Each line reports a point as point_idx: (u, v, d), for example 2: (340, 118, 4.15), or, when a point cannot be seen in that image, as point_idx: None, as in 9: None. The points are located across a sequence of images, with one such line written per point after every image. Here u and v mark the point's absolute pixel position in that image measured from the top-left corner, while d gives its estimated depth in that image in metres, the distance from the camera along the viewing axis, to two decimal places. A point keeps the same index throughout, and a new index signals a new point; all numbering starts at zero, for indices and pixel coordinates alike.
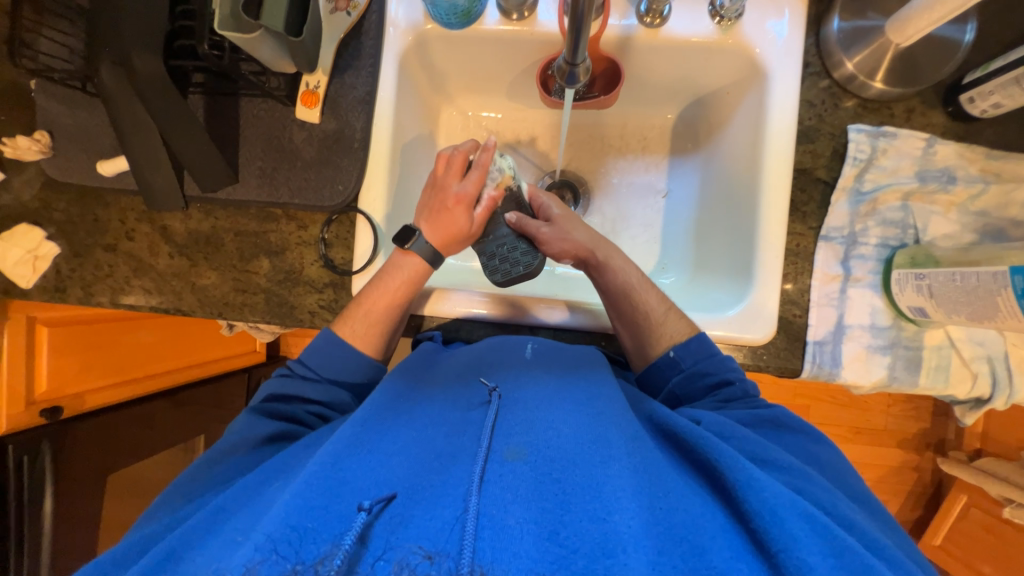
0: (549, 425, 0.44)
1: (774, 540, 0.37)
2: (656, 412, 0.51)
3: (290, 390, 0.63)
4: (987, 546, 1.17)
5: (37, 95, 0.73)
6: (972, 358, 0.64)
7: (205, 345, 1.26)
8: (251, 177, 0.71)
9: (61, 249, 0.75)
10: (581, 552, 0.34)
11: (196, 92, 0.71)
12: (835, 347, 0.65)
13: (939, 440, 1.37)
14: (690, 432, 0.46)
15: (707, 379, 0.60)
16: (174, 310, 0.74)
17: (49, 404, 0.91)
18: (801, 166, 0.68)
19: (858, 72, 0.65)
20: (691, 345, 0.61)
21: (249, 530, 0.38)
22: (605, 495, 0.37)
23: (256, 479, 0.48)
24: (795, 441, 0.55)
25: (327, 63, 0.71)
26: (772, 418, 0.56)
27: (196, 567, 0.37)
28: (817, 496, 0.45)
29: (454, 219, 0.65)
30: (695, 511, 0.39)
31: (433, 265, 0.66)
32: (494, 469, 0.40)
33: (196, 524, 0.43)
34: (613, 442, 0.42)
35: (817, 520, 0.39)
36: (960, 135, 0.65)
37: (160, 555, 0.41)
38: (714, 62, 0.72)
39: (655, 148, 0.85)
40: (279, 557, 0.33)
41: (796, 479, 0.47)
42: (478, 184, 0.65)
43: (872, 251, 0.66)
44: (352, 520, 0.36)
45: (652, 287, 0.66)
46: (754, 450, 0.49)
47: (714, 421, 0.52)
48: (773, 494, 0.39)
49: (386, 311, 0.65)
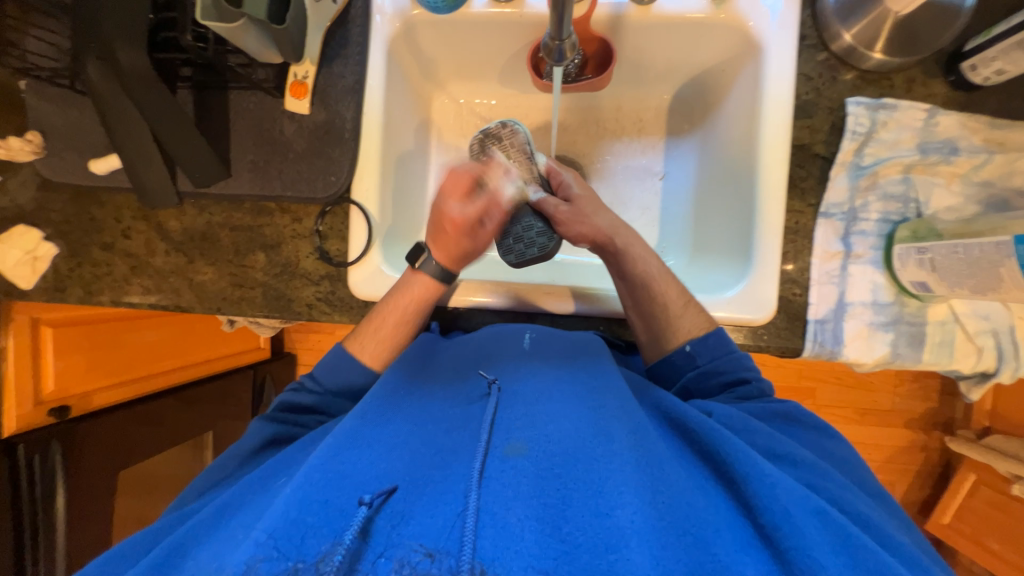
0: (549, 419, 0.43)
1: (783, 536, 0.36)
2: (663, 402, 0.51)
3: (300, 402, 0.63)
4: (997, 523, 1.16)
5: (28, 96, 0.73)
6: (976, 332, 0.63)
7: (208, 342, 1.28)
8: (243, 172, 0.71)
9: (59, 250, 0.76)
10: (584, 547, 0.34)
11: (185, 86, 0.71)
12: (836, 325, 0.65)
13: (947, 419, 1.36)
14: (702, 426, 0.46)
15: (721, 374, 0.60)
16: (173, 307, 0.75)
17: (57, 403, 0.93)
18: (799, 142, 0.67)
19: (856, 43, 0.63)
20: (710, 341, 0.60)
21: (252, 525, 0.38)
22: (607, 490, 0.37)
23: (262, 476, 0.48)
24: (811, 438, 0.55)
25: (314, 52, 0.70)
26: (783, 412, 0.56)
27: (199, 563, 0.38)
28: (828, 491, 0.44)
29: (457, 243, 0.64)
30: (701, 507, 0.38)
31: (445, 284, 0.66)
32: (493, 465, 0.39)
33: (201, 521, 0.44)
34: (615, 436, 0.41)
35: (829, 517, 0.39)
36: (962, 105, 0.64)
37: (162, 555, 0.41)
38: (707, 38, 0.70)
39: (651, 130, 0.84)
40: (280, 555, 0.33)
41: (810, 475, 0.46)
42: (481, 208, 0.64)
43: (873, 227, 0.65)
44: (353, 515, 0.35)
45: (672, 278, 0.65)
46: (767, 445, 0.48)
47: (728, 414, 0.52)
48: (786, 493, 0.39)
49: (402, 323, 0.65)
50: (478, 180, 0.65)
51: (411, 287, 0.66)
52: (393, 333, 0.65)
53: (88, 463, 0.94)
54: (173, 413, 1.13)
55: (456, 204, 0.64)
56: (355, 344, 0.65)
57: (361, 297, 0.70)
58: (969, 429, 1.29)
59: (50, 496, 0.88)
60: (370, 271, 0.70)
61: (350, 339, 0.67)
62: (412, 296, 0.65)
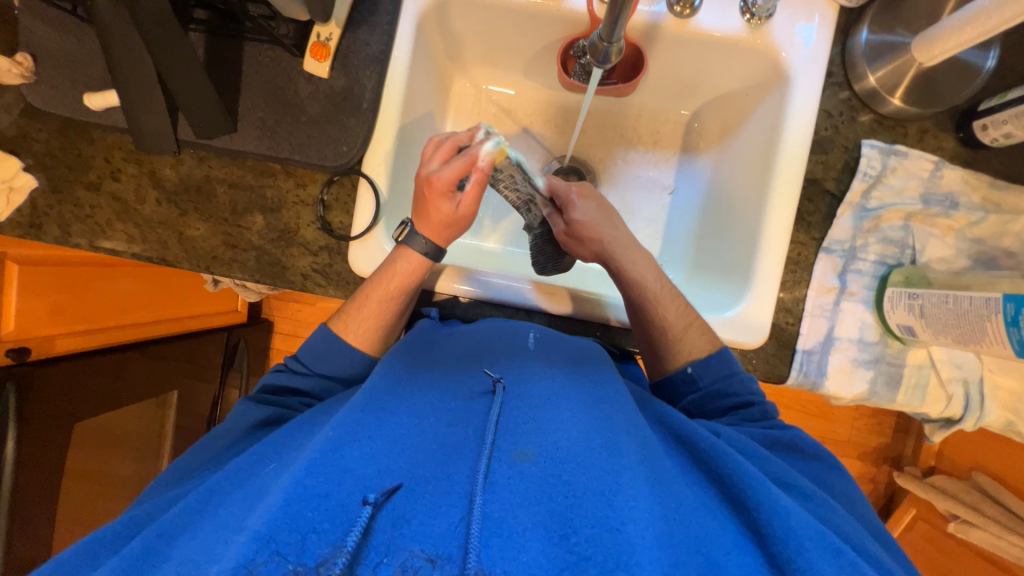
0: (557, 425, 0.44)
1: (799, 569, 0.37)
2: (667, 416, 0.52)
3: (284, 382, 0.63)
4: (929, 557, 1.24)
5: (21, 13, 0.67)
6: (949, 380, 0.67)
7: (185, 299, 1.24)
8: (250, 128, 0.68)
9: (39, 183, 0.71)
10: (594, 560, 0.33)
11: (198, 29, 0.67)
12: (822, 357, 0.67)
13: (896, 455, 1.43)
14: (713, 448, 0.47)
15: (725, 399, 0.60)
16: (159, 260, 0.71)
17: (16, 343, 0.88)
18: (812, 176, 0.68)
19: (879, 87, 0.65)
20: (712, 363, 0.61)
21: (244, 513, 0.37)
22: (618, 503, 0.36)
23: (247, 466, 0.46)
24: (808, 467, 0.56)
25: (341, 14, 0.67)
26: (787, 441, 0.57)
27: (181, 558, 0.35)
28: (841, 528, 0.46)
29: (437, 207, 0.61)
30: (709, 527, 0.39)
31: (432, 259, 0.64)
32: (499, 469, 0.40)
33: (187, 507, 0.42)
34: (624, 449, 0.41)
35: (846, 555, 0.39)
36: (966, 161, 0.66)
37: (149, 539, 0.39)
38: (737, 62, 0.71)
39: (667, 143, 0.84)
40: (281, 558, 0.31)
41: (821, 509, 0.47)
42: (457, 168, 0.58)
43: (869, 268, 0.67)
44: (357, 512, 0.35)
45: (672, 298, 0.65)
46: (776, 472, 0.50)
47: (734, 437, 0.53)
48: (798, 523, 0.40)
49: (386, 301, 0.64)
50: (460, 145, 0.61)
51: (395, 265, 0.64)
52: (379, 312, 0.64)
53: (46, 411, 0.88)
54: (137, 367, 1.07)
55: (435, 165, 0.61)
56: (340, 324, 0.64)
57: (359, 273, 0.69)
58: (916, 466, 1.36)
59: None
60: (372, 248, 0.68)
61: (335, 320, 0.66)
62: (395, 275, 0.64)
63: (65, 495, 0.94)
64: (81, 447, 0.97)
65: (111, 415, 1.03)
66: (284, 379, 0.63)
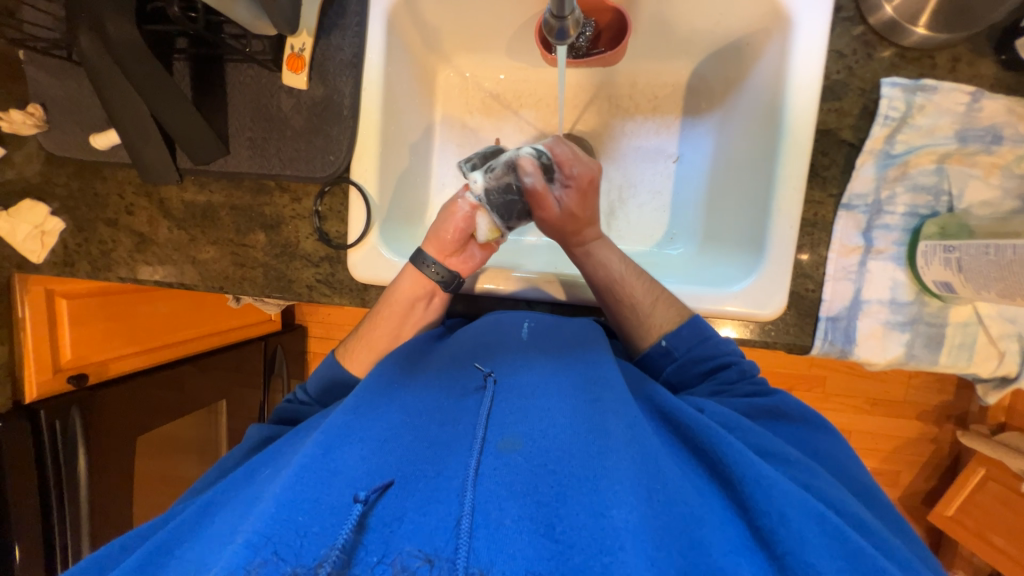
0: (544, 414, 0.44)
1: (781, 541, 0.36)
2: (657, 396, 0.51)
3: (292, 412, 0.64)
4: (1002, 519, 1.14)
5: (28, 67, 0.72)
6: (1000, 336, 0.60)
7: (220, 315, 1.31)
8: (242, 149, 0.70)
9: (66, 225, 0.76)
10: (577, 547, 0.34)
11: (181, 58, 0.69)
12: (849, 323, 0.62)
13: (962, 413, 1.32)
14: (697, 424, 0.46)
15: (701, 365, 0.59)
16: (177, 284, 0.75)
17: (75, 370, 0.97)
18: (824, 127, 0.62)
19: (898, 17, 0.58)
20: (684, 332, 0.59)
21: (239, 521, 0.39)
22: (602, 488, 0.37)
23: (244, 473, 0.50)
24: (797, 432, 0.54)
25: (311, 23, 0.67)
26: (772, 407, 0.55)
27: (185, 564, 0.38)
28: (825, 493, 0.44)
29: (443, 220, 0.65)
30: (694, 505, 0.39)
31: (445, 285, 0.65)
32: (487, 461, 0.40)
33: (185, 520, 0.45)
34: (611, 432, 0.42)
35: (828, 520, 0.38)
36: (1011, 87, 0.58)
37: (151, 550, 0.42)
38: (733, 9, 0.65)
39: (667, 108, 0.78)
40: (279, 561, 0.33)
41: (804, 475, 0.45)
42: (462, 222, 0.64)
43: (898, 221, 0.61)
44: (349, 511, 0.36)
45: (640, 277, 0.63)
46: (758, 443, 0.48)
47: (719, 411, 0.51)
48: (781, 493, 0.39)
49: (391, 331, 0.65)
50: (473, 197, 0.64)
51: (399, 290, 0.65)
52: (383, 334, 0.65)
53: (111, 427, 0.96)
54: (191, 381, 1.16)
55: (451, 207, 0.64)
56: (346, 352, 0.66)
57: (360, 279, 0.70)
58: (983, 424, 1.25)
59: (73, 460, 0.88)
60: (368, 254, 0.69)
61: (342, 349, 0.68)
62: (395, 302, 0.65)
63: (139, 501, 1.03)
64: (146, 457, 1.06)
65: (171, 426, 1.11)
66: (295, 410, 0.65)
